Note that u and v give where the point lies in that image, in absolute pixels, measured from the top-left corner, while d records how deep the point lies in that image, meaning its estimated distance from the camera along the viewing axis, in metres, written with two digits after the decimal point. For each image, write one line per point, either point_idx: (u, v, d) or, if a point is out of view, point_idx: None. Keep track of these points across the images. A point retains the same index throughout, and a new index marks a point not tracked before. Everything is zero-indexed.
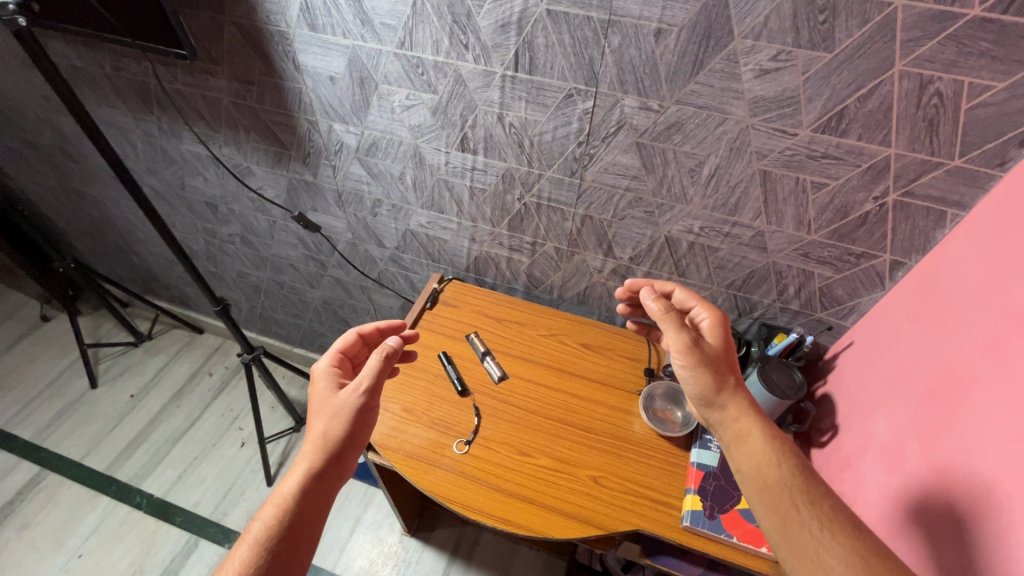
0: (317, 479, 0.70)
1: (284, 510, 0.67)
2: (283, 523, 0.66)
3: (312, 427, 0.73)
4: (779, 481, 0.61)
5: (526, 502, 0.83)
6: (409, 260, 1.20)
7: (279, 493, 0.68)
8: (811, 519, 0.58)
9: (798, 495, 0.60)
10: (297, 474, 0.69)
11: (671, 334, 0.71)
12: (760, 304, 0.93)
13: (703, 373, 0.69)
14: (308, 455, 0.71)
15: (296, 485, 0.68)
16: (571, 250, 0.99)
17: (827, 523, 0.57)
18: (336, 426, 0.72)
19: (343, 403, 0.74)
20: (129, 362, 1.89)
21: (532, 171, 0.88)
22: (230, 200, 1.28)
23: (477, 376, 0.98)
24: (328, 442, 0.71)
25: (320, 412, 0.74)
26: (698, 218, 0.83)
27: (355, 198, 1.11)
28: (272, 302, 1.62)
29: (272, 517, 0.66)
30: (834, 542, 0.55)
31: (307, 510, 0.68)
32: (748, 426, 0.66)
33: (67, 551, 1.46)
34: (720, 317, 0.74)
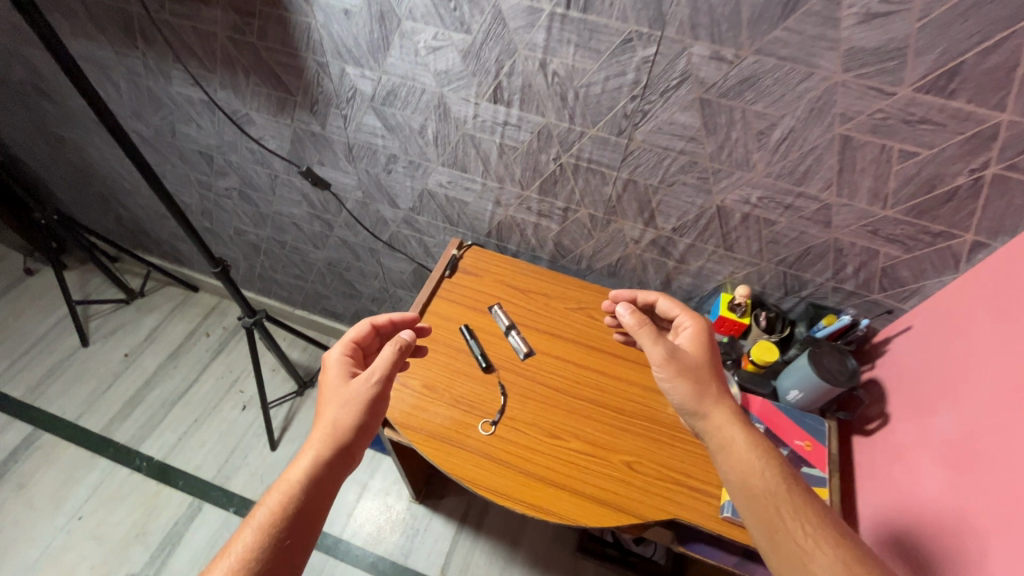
0: (330, 465, 0.65)
1: (290, 498, 0.62)
2: (290, 512, 0.61)
3: (323, 414, 0.69)
4: (764, 489, 0.59)
5: (556, 487, 0.78)
6: (424, 222, 1.11)
7: (287, 478, 0.63)
8: (798, 529, 0.56)
9: (784, 505, 0.58)
10: (305, 459, 0.65)
11: (650, 346, 0.71)
12: (810, 283, 0.86)
13: (683, 383, 0.68)
14: (318, 442, 0.66)
15: (306, 471, 0.64)
16: (607, 218, 0.90)
17: (811, 531, 0.56)
18: (348, 413, 0.68)
19: (356, 391, 0.70)
20: (121, 320, 1.81)
21: (573, 129, 0.78)
22: (226, 150, 1.17)
23: (501, 351, 0.92)
24: (342, 429, 0.67)
25: (331, 400, 0.69)
26: (758, 187, 0.75)
27: (368, 152, 1.00)
28: (272, 261, 1.53)
29: (276, 506, 0.61)
30: (823, 551, 0.54)
31: (315, 498, 0.63)
32: (731, 433, 0.64)
33: (67, 512, 1.42)
34: (702, 328, 0.75)
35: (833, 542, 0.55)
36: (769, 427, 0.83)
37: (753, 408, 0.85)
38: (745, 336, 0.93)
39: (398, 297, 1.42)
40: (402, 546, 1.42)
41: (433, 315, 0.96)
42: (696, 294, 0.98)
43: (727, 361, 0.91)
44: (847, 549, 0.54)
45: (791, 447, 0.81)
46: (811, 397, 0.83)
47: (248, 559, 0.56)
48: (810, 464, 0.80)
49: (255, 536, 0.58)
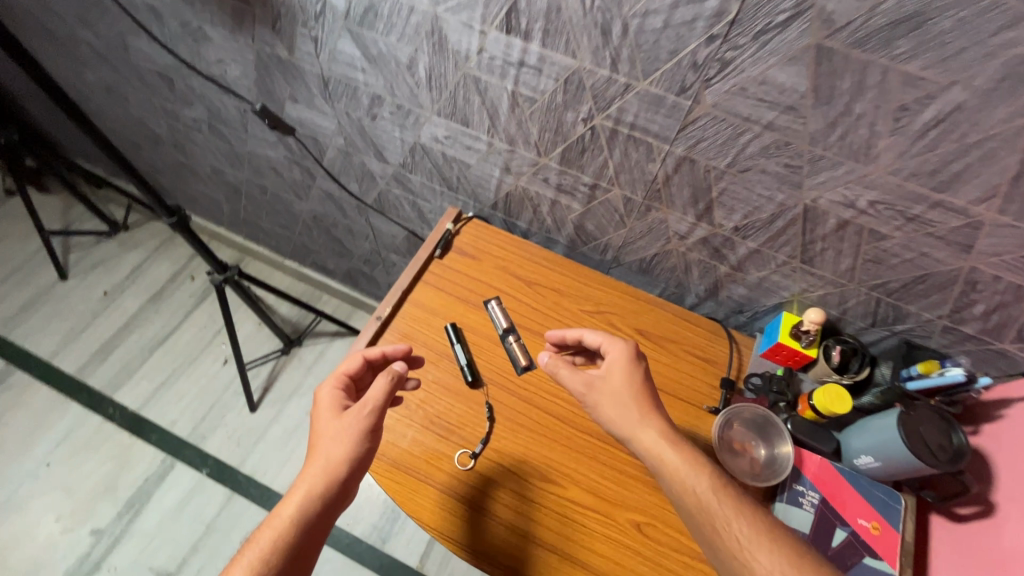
0: (323, 507, 0.54)
1: (275, 548, 0.51)
2: (276, 565, 0.50)
3: (314, 449, 0.57)
4: (700, 507, 0.50)
5: (543, 548, 0.61)
6: (417, 183, 0.89)
7: (274, 523, 0.52)
8: (734, 539, 0.48)
9: (723, 518, 0.49)
10: (295, 500, 0.54)
11: (568, 378, 0.59)
12: (911, 318, 0.64)
13: (607, 409, 0.56)
14: (310, 480, 0.55)
15: (296, 514, 0.53)
16: (648, 204, 0.68)
17: (747, 539, 0.48)
18: (342, 447, 0.57)
19: (351, 423, 0.58)
20: (101, 255, 1.65)
21: (615, 79, 0.56)
22: (186, 73, 0.95)
23: (492, 361, 0.74)
24: (336, 467, 0.56)
25: (325, 434, 0.58)
26: (874, 187, 0.52)
27: (347, 89, 0.78)
28: (255, 207, 1.34)
29: (258, 559, 0.50)
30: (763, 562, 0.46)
31: (305, 549, 0.52)
32: (661, 452, 0.52)
33: (35, 458, 1.34)
34: (623, 350, 0.59)
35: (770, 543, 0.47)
36: (827, 498, 0.64)
37: (808, 469, 0.66)
38: (806, 370, 0.73)
39: (392, 262, 1.23)
40: (380, 530, 1.30)
41: (414, 306, 0.77)
42: (749, 308, 0.77)
43: (778, 403, 0.71)
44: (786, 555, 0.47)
45: (852, 527, 0.63)
46: (892, 470, 0.62)
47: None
48: (874, 553, 0.61)
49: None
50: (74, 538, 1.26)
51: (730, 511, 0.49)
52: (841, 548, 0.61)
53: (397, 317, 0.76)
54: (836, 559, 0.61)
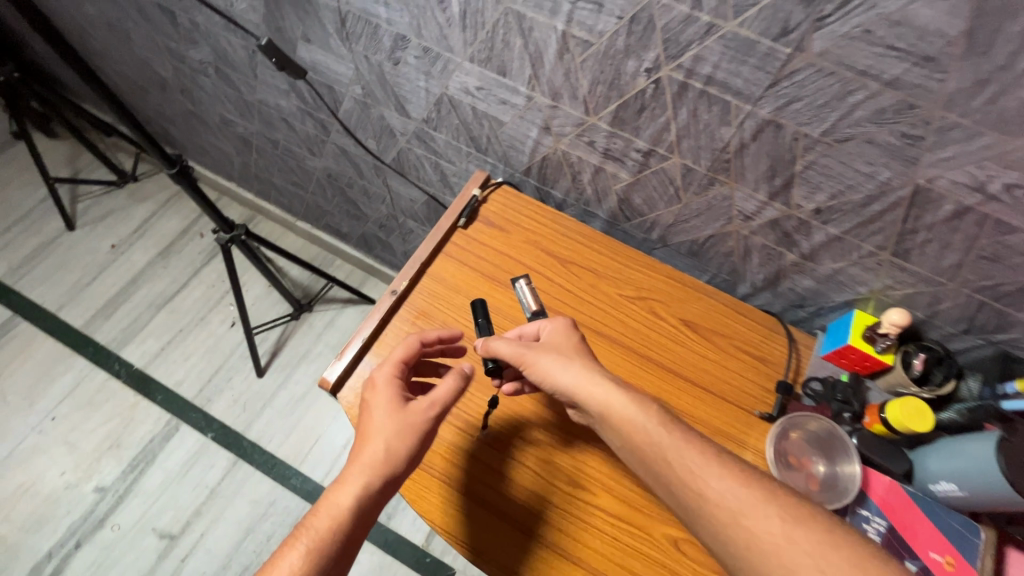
0: (372, 502, 0.48)
1: (323, 541, 0.45)
2: (323, 559, 0.44)
3: (371, 438, 0.50)
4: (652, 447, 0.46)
5: (569, 561, 0.55)
6: (442, 142, 0.80)
7: (324, 512, 0.46)
8: (686, 468, 0.44)
9: (672, 450, 0.45)
10: (349, 491, 0.47)
11: (502, 347, 0.55)
12: (1016, 326, 0.55)
13: (544, 362, 0.53)
14: (367, 474, 0.48)
15: (352, 505, 0.47)
16: (711, 177, 0.58)
17: (700, 466, 0.44)
18: (403, 443, 0.50)
19: (415, 418, 0.51)
20: (110, 205, 1.58)
21: (695, 19, 0.45)
22: (189, 6, 0.86)
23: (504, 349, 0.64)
24: (391, 464, 0.49)
25: (386, 426, 0.50)
26: (1018, 167, 0.41)
27: (368, 27, 0.67)
28: (266, 162, 1.24)
29: (309, 548, 0.45)
30: (716, 485, 0.42)
31: (354, 546, 0.47)
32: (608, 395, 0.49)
33: (40, 411, 1.31)
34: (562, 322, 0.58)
35: (725, 467, 0.43)
36: (895, 526, 0.56)
37: (874, 492, 0.58)
38: (875, 377, 0.64)
39: (409, 229, 1.15)
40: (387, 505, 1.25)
41: (433, 281, 0.69)
42: (812, 303, 0.67)
43: (842, 413, 0.62)
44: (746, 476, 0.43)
45: (923, 561, 0.55)
46: (980, 501, 0.54)
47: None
48: None
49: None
50: (77, 494, 1.24)
51: (711, 461, 0.44)
52: None
53: (414, 292, 0.68)
54: None
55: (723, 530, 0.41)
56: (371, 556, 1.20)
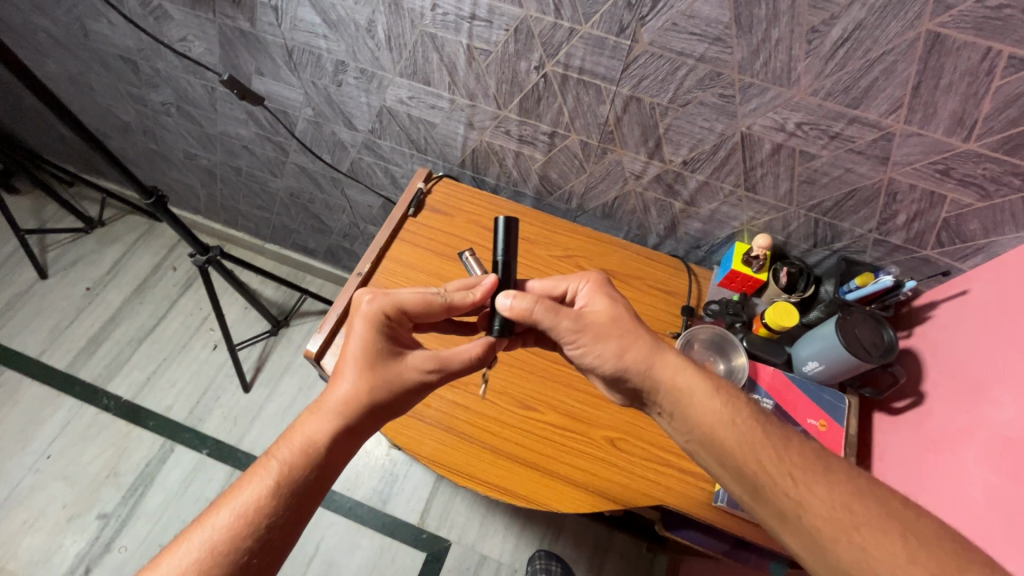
0: (343, 439, 0.51)
1: (291, 470, 0.48)
2: (289, 491, 0.47)
3: (347, 373, 0.54)
4: (731, 442, 0.50)
5: (526, 467, 0.68)
6: (387, 148, 0.93)
7: (293, 442, 0.49)
8: (784, 476, 0.47)
9: (764, 455, 0.48)
10: (322, 423, 0.51)
11: (553, 322, 0.56)
12: (848, 235, 0.70)
13: (610, 341, 0.56)
14: (341, 409, 0.52)
15: (324, 437, 0.50)
16: (604, 147, 0.73)
17: (800, 477, 0.46)
18: (380, 389, 0.53)
19: (395, 369, 0.55)
20: (80, 251, 1.59)
21: (560, 25, 0.60)
22: (150, 55, 0.97)
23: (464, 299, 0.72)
24: (364, 401, 0.52)
25: (366, 363, 0.54)
26: (799, 109, 0.57)
27: (312, 58, 0.80)
28: (231, 190, 1.34)
29: (275, 476, 0.47)
30: (821, 495, 0.45)
31: (323, 481, 0.49)
32: (685, 382, 0.54)
33: (34, 451, 1.32)
34: (601, 281, 0.60)
35: (829, 477, 0.46)
36: (780, 403, 0.70)
37: (763, 379, 0.72)
38: (760, 294, 0.78)
39: (371, 234, 1.26)
40: (381, 492, 1.27)
41: (393, 262, 0.81)
42: (705, 243, 0.83)
43: (735, 324, 0.76)
44: (856, 489, 0.45)
45: (803, 426, 0.69)
46: (834, 371, 0.69)
47: (226, 554, 0.44)
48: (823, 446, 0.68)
49: (235, 520, 0.45)
50: (80, 524, 1.25)
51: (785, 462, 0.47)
52: None
53: (377, 273, 0.80)
54: None
55: (830, 538, 0.43)
56: (372, 539, 1.21)
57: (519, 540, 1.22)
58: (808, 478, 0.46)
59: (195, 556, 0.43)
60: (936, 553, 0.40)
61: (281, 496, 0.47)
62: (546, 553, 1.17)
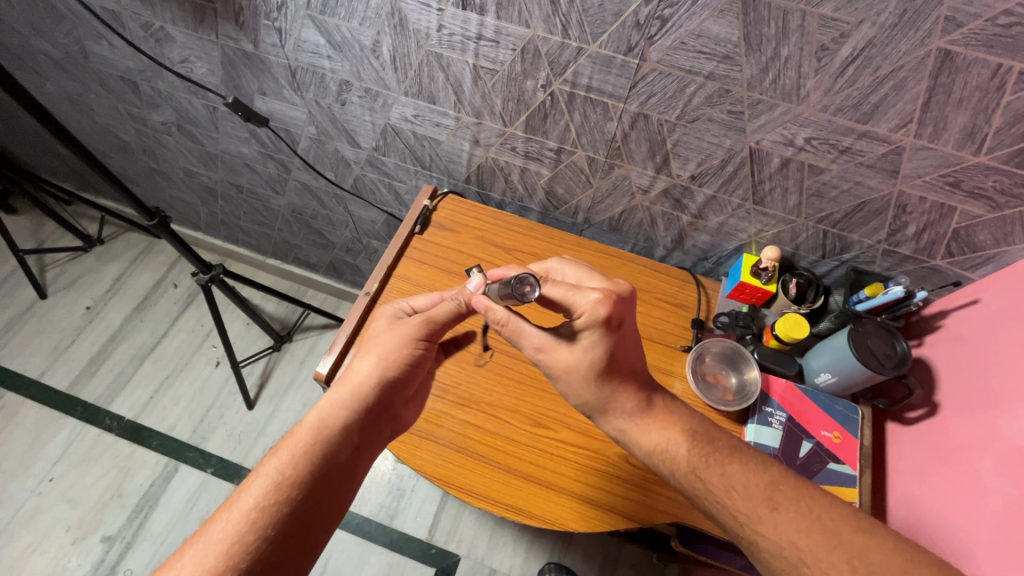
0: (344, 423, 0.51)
1: (297, 459, 0.47)
2: (294, 480, 0.46)
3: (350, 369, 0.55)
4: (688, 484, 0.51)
5: (542, 486, 0.67)
6: (392, 164, 0.93)
7: (300, 430, 0.50)
8: (730, 519, 0.49)
9: (707, 499, 0.50)
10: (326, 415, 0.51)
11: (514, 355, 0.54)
12: (856, 246, 0.71)
13: (569, 387, 0.53)
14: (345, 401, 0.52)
15: (331, 422, 0.51)
16: (610, 162, 0.73)
17: (745, 519, 0.48)
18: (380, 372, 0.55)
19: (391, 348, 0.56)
20: (80, 270, 1.57)
21: (567, 45, 0.60)
22: (151, 76, 0.97)
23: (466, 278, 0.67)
24: (369, 382, 0.54)
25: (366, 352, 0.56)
26: (808, 124, 0.57)
27: (316, 78, 0.80)
28: (232, 207, 1.34)
29: (280, 466, 0.47)
30: (767, 533, 0.47)
31: (332, 475, 0.48)
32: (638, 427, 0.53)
33: (37, 474, 1.27)
34: (595, 316, 0.49)
35: (775, 516, 0.48)
36: (793, 415, 0.70)
37: (776, 392, 0.71)
38: (769, 305, 0.78)
39: (374, 248, 1.26)
40: (388, 508, 1.26)
41: (401, 280, 0.79)
42: (713, 255, 0.83)
43: (745, 336, 0.76)
44: (803, 524, 0.47)
45: (817, 438, 0.68)
46: (847, 383, 0.68)
47: (231, 546, 0.42)
48: (838, 459, 0.68)
49: (239, 513, 0.44)
50: (84, 547, 1.21)
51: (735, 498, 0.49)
52: (808, 457, 0.67)
53: (385, 292, 0.78)
54: (804, 467, 0.67)
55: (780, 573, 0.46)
56: (381, 556, 1.20)
57: (528, 554, 1.21)
58: (755, 520, 0.48)
59: (203, 552, 0.41)
60: None
61: (285, 485, 0.46)
62: (556, 565, 1.16)
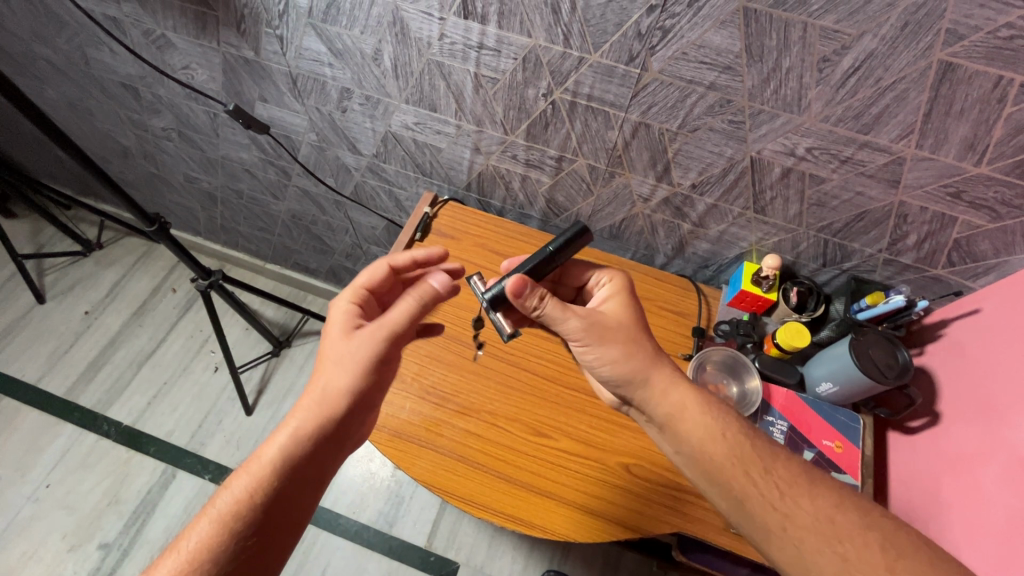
0: (312, 444, 0.48)
1: (246, 501, 0.45)
2: (242, 520, 0.45)
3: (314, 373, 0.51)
4: (725, 456, 0.50)
5: (542, 496, 0.67)
6: (392, 171, 0.93)
7: (255, 454, 0.47)
8: (771, 490, 0.49)
9: (752, 467, 0.50)
10: (284, 435, 0.48)
11: (558, 323, 0.55)
12: (857, 254, 0.70)
13: (616, 350, 0.54)
14: (304, 416, 0.49)
15: (280, 456, 0.47)
16: (611, 170, 0.73)
17: (787, 490, 0.49)
18: (345, 381, 0.50)
19: (357, 351, 0.51)
20: (78, 275, 1.57)
21: (569, 54, 0.60)
22: (152, 82, 0.97)
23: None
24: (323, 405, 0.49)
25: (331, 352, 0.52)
26: (810, 134, 0.57)
27: (316, 85, 0.80)
28: (231, 212, 1.33)
29: (230, 507, 0.45)
30: (805, 507, 0.48)
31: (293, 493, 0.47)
32: (680, 398, 0.53)
33: (33, 480, 1.27)
34: (622, 286, 0.58)
35: (814, 490, 0.49)
36: (794, 424, 0.70)
37: (776, 401, 0.71)
38: (770, 314, 0.78)
39: (373, 254, 1.26)
40: (387, 514, 1.25)
41: None
42: (714, 262, 0.83)
43: (746, 344, 0.76)
44: (837, 503, 0.48)
45: (818, 448, 0.68)
46: (849, 392, 0.68)
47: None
48: (840, 469, 0.67)
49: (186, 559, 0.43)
50: (81, 554, 1.20)
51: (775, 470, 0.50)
52: (809, 467, 0.67)
53: None
54: None
55: (816, 550, 0.46)
56: (379, 563, 1.19)
57: (527, 562, 1.20)
58: (795, 493, 0.48)
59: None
60: (915, 562, 0.44)
61: (233, 530, 0.44)
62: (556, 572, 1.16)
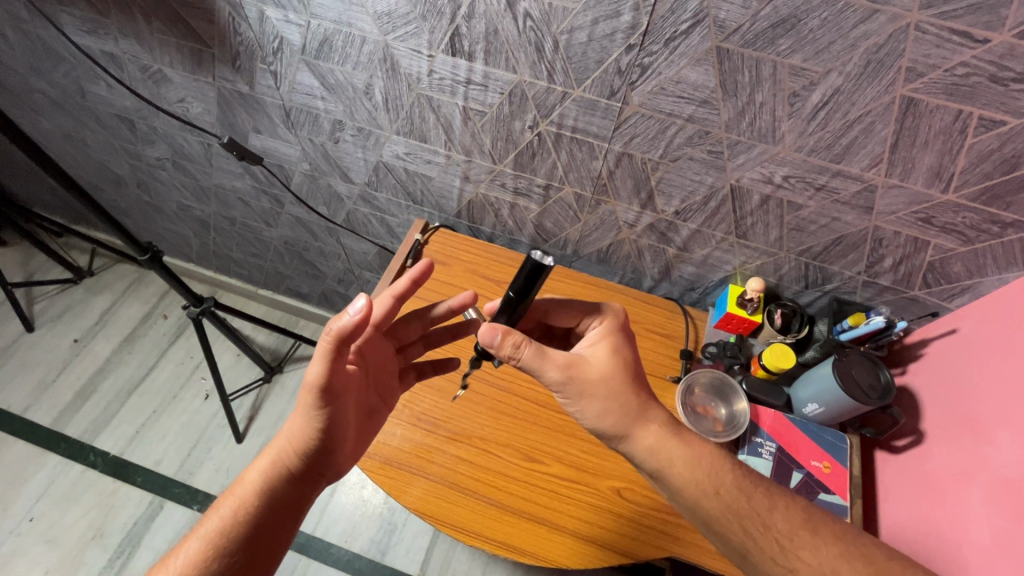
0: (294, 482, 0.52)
1: (237, 519, 0.49)
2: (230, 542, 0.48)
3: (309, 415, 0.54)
4: (723, 509, 0.50)
5: (533, 523, 0.67)
6: (384, 199, 0.94)
7: (249, 482, 0.51)
8: (772, 543, 0.49)
9: (752, 519, 0.50)
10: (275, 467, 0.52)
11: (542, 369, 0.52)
12: (837, 276, 0.72)
13: (600, 400, 0.52)
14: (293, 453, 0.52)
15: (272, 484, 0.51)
16: (598, 198, 0.75)
17: (789, 544, 0.49)
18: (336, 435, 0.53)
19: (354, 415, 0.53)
20: (68, 302, 1.56)
21: (553, 89, 0.62)
22: (147, 114, 0.98)
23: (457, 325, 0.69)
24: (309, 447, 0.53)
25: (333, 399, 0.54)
26: (785, 164, 0.60)
27: (309, 117, 0.82)
28: (224, 239, 1.34)
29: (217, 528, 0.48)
30: (807, 559, 0.48)
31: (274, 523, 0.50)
32: (671, 446, 0.52)
33: (16, 514, 1.24)
34: (611, 329, 0.56)
35: (815, 540, 0.49)
36: (783, 446, 0.70)
37: (765, 422, 0.72)
38: (755, 335, 0.79)
39: (366, 279, 1.26)
40: (379, 543, 1.23)
41: None
42: (699, 286, 0.84)
43: (733, 366, 0.77)
44: (839, 551, 0.48)
45: (807, 469, 0.69)
46: (834, 413, 0.69)
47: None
48: (829, 490, 0.68)
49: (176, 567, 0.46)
50: None
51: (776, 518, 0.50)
52: (799, 488, 0.68)
53: None
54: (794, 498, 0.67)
55: None
56: None
57: None
58: (797, 545, 0.49)
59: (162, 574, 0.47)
60: None
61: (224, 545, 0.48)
62: None
